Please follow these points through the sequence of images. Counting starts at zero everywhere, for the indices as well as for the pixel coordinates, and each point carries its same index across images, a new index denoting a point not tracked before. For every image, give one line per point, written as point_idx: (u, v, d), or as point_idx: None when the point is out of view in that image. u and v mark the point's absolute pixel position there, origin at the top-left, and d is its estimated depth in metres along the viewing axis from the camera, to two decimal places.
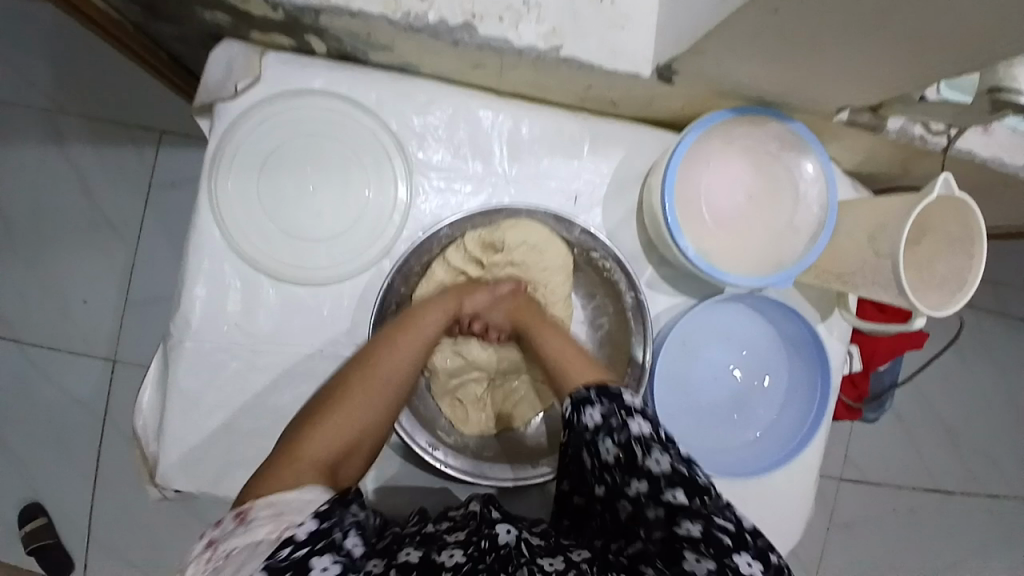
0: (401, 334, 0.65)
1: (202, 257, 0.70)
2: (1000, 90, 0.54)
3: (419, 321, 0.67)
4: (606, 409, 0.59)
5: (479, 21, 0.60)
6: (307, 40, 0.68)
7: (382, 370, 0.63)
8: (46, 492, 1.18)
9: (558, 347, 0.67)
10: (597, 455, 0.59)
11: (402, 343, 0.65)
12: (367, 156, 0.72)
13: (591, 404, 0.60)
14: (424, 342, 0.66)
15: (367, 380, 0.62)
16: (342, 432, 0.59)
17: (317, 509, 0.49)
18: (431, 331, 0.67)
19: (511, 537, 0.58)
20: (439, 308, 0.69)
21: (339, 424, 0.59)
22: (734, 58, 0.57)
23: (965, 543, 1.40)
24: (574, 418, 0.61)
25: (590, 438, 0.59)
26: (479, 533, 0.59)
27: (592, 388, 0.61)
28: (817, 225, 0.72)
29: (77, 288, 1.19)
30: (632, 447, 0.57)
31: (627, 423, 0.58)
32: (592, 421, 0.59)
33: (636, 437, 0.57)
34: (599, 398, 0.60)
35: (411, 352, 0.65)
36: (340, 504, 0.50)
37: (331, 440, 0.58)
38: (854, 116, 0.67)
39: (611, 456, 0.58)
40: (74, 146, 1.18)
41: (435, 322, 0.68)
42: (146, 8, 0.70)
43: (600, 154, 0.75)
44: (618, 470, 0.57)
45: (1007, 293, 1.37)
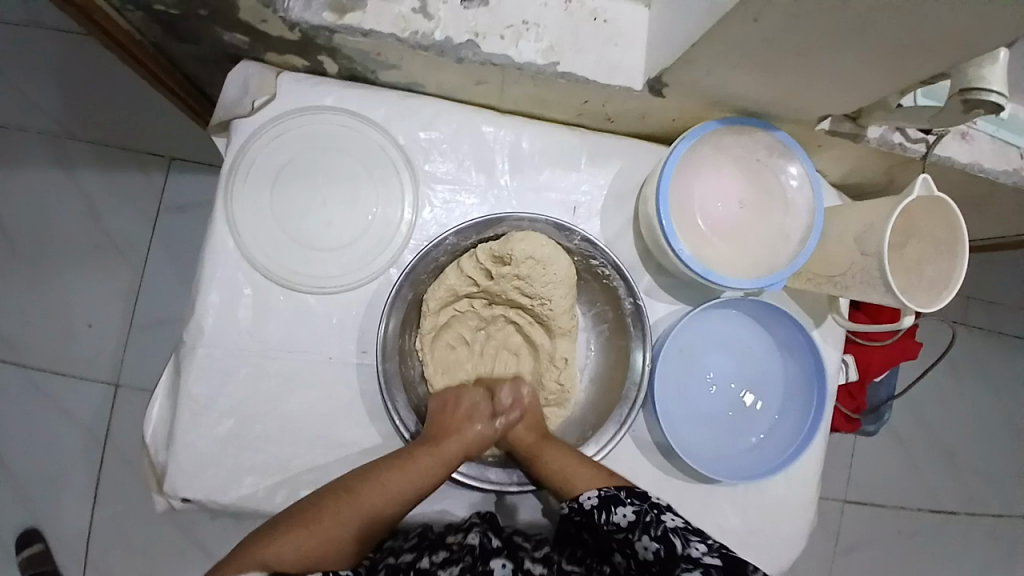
0: (404, 470, 0.68)
1: (216, 266, 0.72)
2: (968, 90, 0.58)
3: (422, 460, 0.69)
4: (638, 507, 0.65)
5: (483, 39, 0.64)
6: (320, 60, 0.72)
7: (368, 500, 0.66)
8: (44, 517, 1.17)
9: (563, 466, 0.70)
10: (634, 551, 0.64)
11: (393, 479, 0.67)
12: (376, 170, 0.75)
13: (620, 504, 0.66)
14: (415, 485, 0.68)
15: (350, 508, 0.65)
16: (309, 548, 0.62)
17: None
18: (431, 476, 0.69)
19: (505, 574, 0.64)
20: (440, 449, 0.70)
21: (310, 539, 0.63)
22: (723, 70, 0.61)
23: (970, 563, 1.39)
24: (603, 516, 0.66)
25: (624, 536, 0.64)
26: (475, 571, 0.64)
27: (620, 489, 0.67)
28: (806, 230, 0.75)
29: (82, 311, 1.20)
30: (670, 539, 0.62)
31: (660, 518, 0.64)
32: (624, 520, 0.65)
33: (672, 530, 0.62)
34: (628, 499, 0.66)
35: (398, 487, 0.67)
36: None
37: (296, 552, 0.61)
38: (835, 125, 0.71)
39: (648, 552, 0.62)
40: (87, 172, 1.21)
41: (432, 468, 0.69)
42: (169, 30, 0.74)
43: (598, 167, 0.79)
44: (658, 564, 0.62)
45: (998, 312, 1.40)
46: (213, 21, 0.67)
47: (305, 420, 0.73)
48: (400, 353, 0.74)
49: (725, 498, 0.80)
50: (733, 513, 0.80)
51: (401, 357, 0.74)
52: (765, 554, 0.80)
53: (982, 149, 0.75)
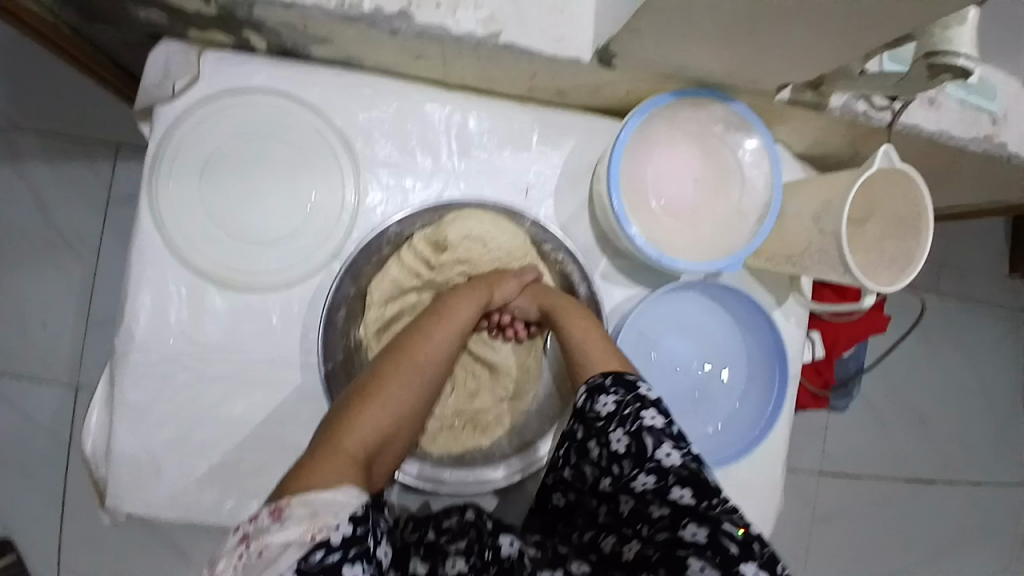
0: (439, 320, 0.66)
1: (144, 264, 0.68)
2: (935, 54, 0.55)
3: (456, 305, 0.68)
4: (620, 399, 0.61)
5: (417, 8, 0.59)
6: (246, 36, 0.67)
7: (420, 356, 0.63)
8: (10, 525, 1.13)
9: (582, 329, 0.68)
10: (607, 444, 0.60)
11: (439, 330, 0.65)
12: (314, 155, 0.71)
13: (605, 393, 0.62)
14: (460, 329, 0.67)
15: (405, 368, 0.62)
16: (386, 419, 0.59)
17: (354, 514, 0.48)
18: (468, 313, 0.68)
19: (514, 550, 0.58)
20: (473, 295, 0.69)
21: (383, 410, 0.58)
22: (673, 38, 0.57)
23: (950, 530, 1.40)
24: (587, 405, 0.63)
25: (601, 426, 0.61)
26: (483, 543, 0.59)
27: (607, 376, 0.63)
28: (765, 208, 0.72)
29: (34, 311, 1.14)
30: (643, 437, 0.58)
31: (641, 415, 0.59)
32: (605, 410, 0.61)
33: (649, 429, 0.59)
34: (614, 387, 0.62)
35: (447, 340, 0.65)
36: (373, 510, 0.51)
37: (372, 428, 0.57)
38: (796, 94, 0.69)
39: (621, 446, 0.59)
40: (25, 165, 1.14)
41: (470, 312, 0.68)
42: (83, 11, 0.69)
43: (551, 145, 0.75)
44: (627, 461, 0.59)
45: (974, 280, 1.40)
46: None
47: (248, 422, 0.69)
48: (342, 351, 0.71)
49: None
50: None
51: (346, 355, 0.72)
52: None
53: (952, 115, 0.72)
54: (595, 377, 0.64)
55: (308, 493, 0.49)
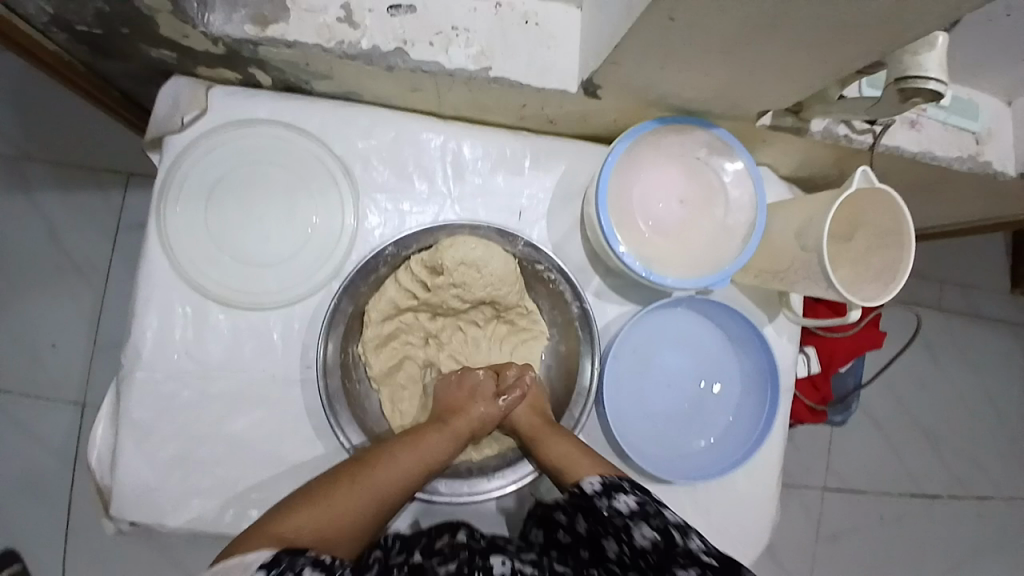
0: (410, 447, 0.67)
1: (152, 286, 0.71)
2: (906, 78, 0.57)
3: (430, 437, 0.69)
4: (640, 498, 0.63)
5: (412, 46, 0.63)
6: (251, 72, 0.71)
7: (381, 474, 0.65)
8: (19, 543, 1.14)
9: (565, 450, 0.69)
10: (629, 539, 0.61)
11: (403, 454, 0.67)
12: (315, 183, 0.74)
13: (622, 492, 0.64)
14: (424, 463, 0.67)
15: (361, 478, 0.64)
16: (326, 521, 0.60)
17: (264, 561, 0.52)
18: (440, 451, 0.69)
19: (505, 569, 0.60)
20: (448, 429, 0.70)
21: (322, 510, 0.61)
22: (652, 68, 0.60)
23: (956, 547, 1.39)
24: (603, 501, 0.64)
25: (623, 522, 0.62)
26: (474, 564, 0.61)
27: (623, 479, 0.66)
28: (749, 227, 0.74)
29: (46, 331, 1.17)
30: (670, 530, 0.60)
31: (661, 511, 0.62)
32: (625, 507, 0.63)
33: (673, 524, 0.61)
34: (631, 488, 0.65)
35: (409, 466, 0.66)
36: (290, 554, 0.53)
37: (310, 526, 0.59)
38: (776, 120, 0.71)
39: (646, 540, 0.60)
40: (40, 192, 1.18)
41: (445, 448, 0.69)
42: (98, 50, 0.73)
43: (542, 169, 0.78)
44: (654, 554, 0.59)
45: (973, 295, 1.40)
46: (136, 37, 0.66)
47: (249, 440, 0.72)
48: (342, 366, 0.73)
49: (681, 498, 0.79)
50: (693, 512, 0.79)
51: (344, 372, 0.73)
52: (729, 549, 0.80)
53: (933, 136, 0.74)
54: (610, 475, 0.67)
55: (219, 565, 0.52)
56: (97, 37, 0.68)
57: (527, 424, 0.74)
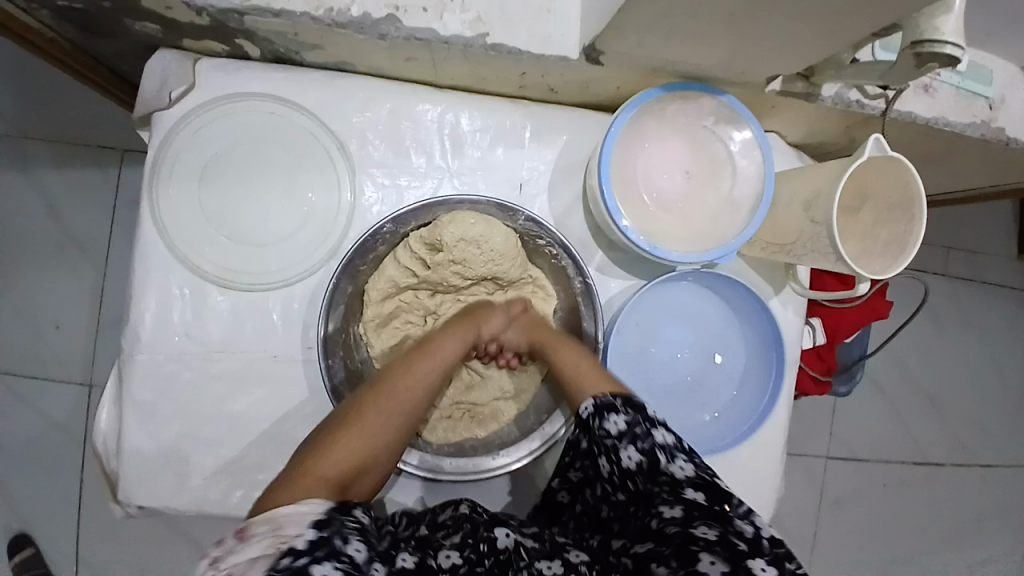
0: (423, 355, 0.66)
1: (149, 269, 0.70)
2: (923, 43, 0.54)
3: (441, 342, 0.68)
4: (631, 418, 0.61)
5: (404, 13, 0.60)
6: (239, 45, 0.68)
7: (402, 386, 0.63)
8: (32, 521, 1.16)
9: (574, 360, 0.69)
10: (618, 461, 0.61)
11: (420, 365, 0.65)
12: (310, 158, 0.72)
13: (615, 411, 0.62)
14: (442, 367, 0.66)
15: (382, 399, 0.61)
16: (359, 450, 0.58)
17: (315, 521, 0.48)
18: (453, 352, 0.68)
19: (510, 541, 0.59)
20: (459, 333, 0.70)
21: (352, 441, 0.58)
22: (656, 34, 0.57)
23: (960, 512, 1.40)
24: (596, 422, 0.63)
25: (611, 444, 0.61)
26: (477, 536, 0.59)
27: (617, 396, 0.63)
28: (757, 198, 0.72)
29: (48, 313, 1.17)
30: (656, 453, 0.59)
31: (651, 432, 0.60)
32: (615, 428, 0.61)
33: (660, 445, 0.59)
34: (624, 407, 0.62)
35: (427, 373, 0.65)
36: (339, 513, 0.50)
37: (344, 457, 0.57)
38: (786, 85, 0.68)
39: (633, 463, 0.60)
40: (33, 173, 1.16)
41: (456, 351, 0.68)
42: (80, 26, 0.70)
43: (543, 141, 0.75)
44: (639, 476, 0.59)
45: (982, 263, 1.38)
46: (118, 10, 0.63)
47: (253, 422, 0.71)
48: (343, 346, 0.72)
49: None
50: None
51: (346, 350, 0.72)
52: None
53: (949, 100, 0.71)
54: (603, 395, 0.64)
55: (270, 513, 0.49)
56: (79, 11, 0.66)
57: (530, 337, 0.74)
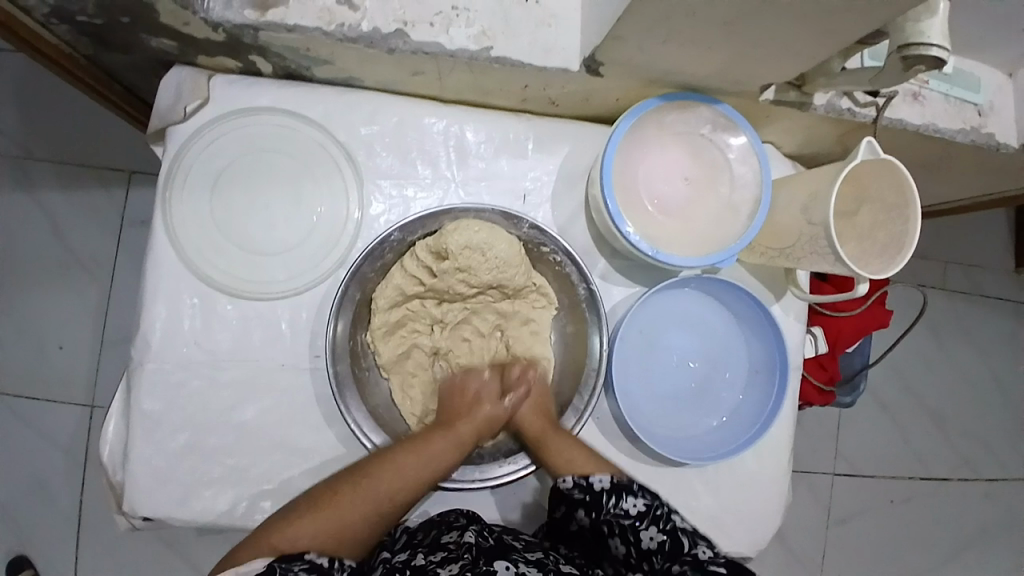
0: (416, 451, 0.68)
1: (160, 277, 0.71)
2: (908, 47, 0.56)
3: (435, 441, 0.69)
4: (648, 501, 0.66)
5: (412, 28, 0.63)
6: (252, 60, 0.71)
7: (383, 482, 0.65)
8: (30, 543, 1.15)
9: (571, 459, 0.69)
10: (636, 541, 0.64)
11: (408, 462, 0.67)
12: (318, 170, 0.74)
13: (632, 494, 0.67)
14: (431, 468, 0.68)
15: (364, 489, 0.65)
16: (326, 532, 0.62)
17: (258, 570, 0.56)
18: (444, 456, 0.69)
19: (509, 574, 0.59)
20: (452, 433, 0.71)
21: (321, 521, 0.62)
22: (653, 44, 0.60)
23: (967, 528, 1.39)
24: (613, 501, 0.67)
25: (629, 523, 0.65)
26: (476, 570, 0.59)
27: (634, 481, 0.68)
28: (755, 203, 0.74)
29: (52, 332, 1.17)
30: (678, 536, 0.62)
31: (670, 515, 0.65)
32: (633, 509, 0.65)
33: (681, 529, 0.63)
34: (641, 491, 0.67)
35: (413, 469, 0.67)
36: (282, 562, 0.57)
37: (311, 534, 0.61)
38: (780, 94, 0.71)
39: (653, 542, 0.63)
40: (43, 193, 1.18)
41: (449, 453, 0.69)
42: (99, 42, 0.73)
43: (546, 152, 0.77)
44: (659, 557, 0.62)
45: (978, 275, 1.40)
46: (137, 27, 0.66)
47: (260, 430, 0.72)
48: (351, 353, 0.73)
49: (693, 479, 0.79)
50: (703, 493, 0.79)
51: (353, 358, 0.73)
52: (741, 532, 0.79)
53: (937, 108, 0.74)
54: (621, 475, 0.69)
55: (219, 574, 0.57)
56: (99, 28, 0.68)
57: (532, 428, 0.74)
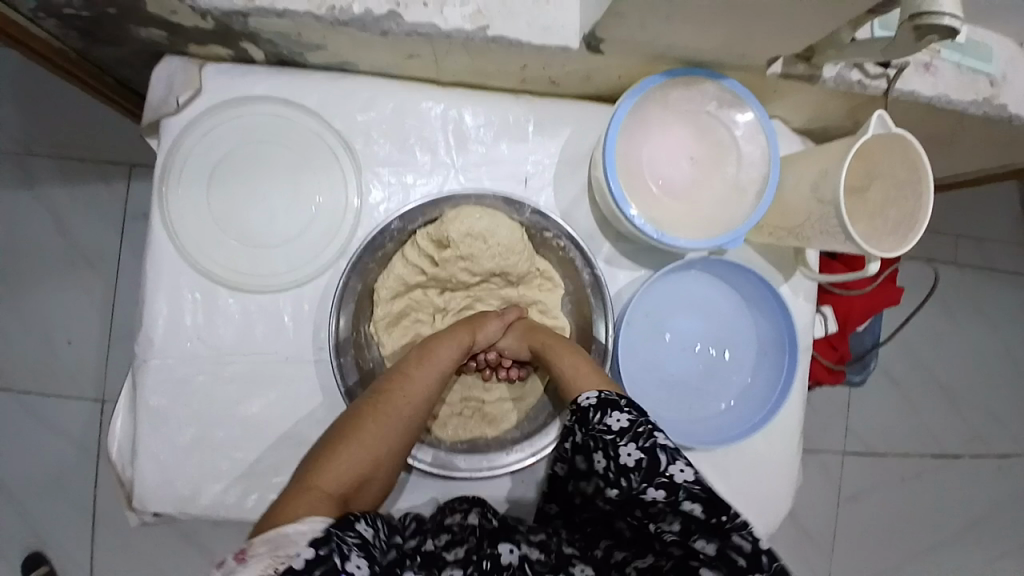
0: (421, 361, 0.68)
1: (160, 273, 0.70)
2: (921, 15, 0.53)
3: (438, 350, 0.69)
4: (633, 416, 0.58)
5: (406, 8, 0.61)
6: (244, 48, 0.69)
7: (399, 396, 0.65)
8: (47, 537, 1.16)
9: (575, 365, 0.67)
10: (615, 457, 0.57)
11: (418, 371, 0.67)
12: (315, 159, 0.73)
13: (617, 409, 0.59)
14: (440, 372, 0.68)
15: (384, 407, 0.64)
16: (361, 462, 0.60)
17: (314, 538, 0.49)
18: (450, 361, 0.69)
19: (514, 558, 0.61)
20: (454, 340, 0.71)
21: (353, 453, 0.60)
22: (655, 20, 0.58)
23: (981, 503, 1.38)
24: (597, 416, 0.60)
25: (610, 439, 0.58)
26: (481, 553, 0.61)
27: (622, 395, 0.61)
28: (763, 180, 0.72)
29: (59, 328, 1.18)
30: (658, 454, 0.56)
31: (653, 432, 0.57)
32: (617, 424, 0.58)
33: (662, 446, 0.56)
34: (627, 406, 0.60)
35: (424, 381, 0.67)
36: (338, 530, 0.50)
37: (347, 472, 0.58)
38: (787, 68, 0.68)
39: (631, 460, 0.56)
40: (44, 189, 1.17)
41: (453, 359, 0.70)
42: (88, 36, 0.72)
43: (547, 134, 0.76)
44: (636, 475, 0.56)
45: (992, 249, 1.37)
46: (125, 18, 0.64)
47: (266, 423, 0.71)
48: (355, 345, 0.72)
49: (703, 462, 0.78)
50: (714, 477, 0.78)
51: (357, 349, 0.72)
52: (752, 514, 0.79)
53: (950, 78, 0.71)
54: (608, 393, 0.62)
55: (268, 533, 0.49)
56: (86, 21, 0.67)
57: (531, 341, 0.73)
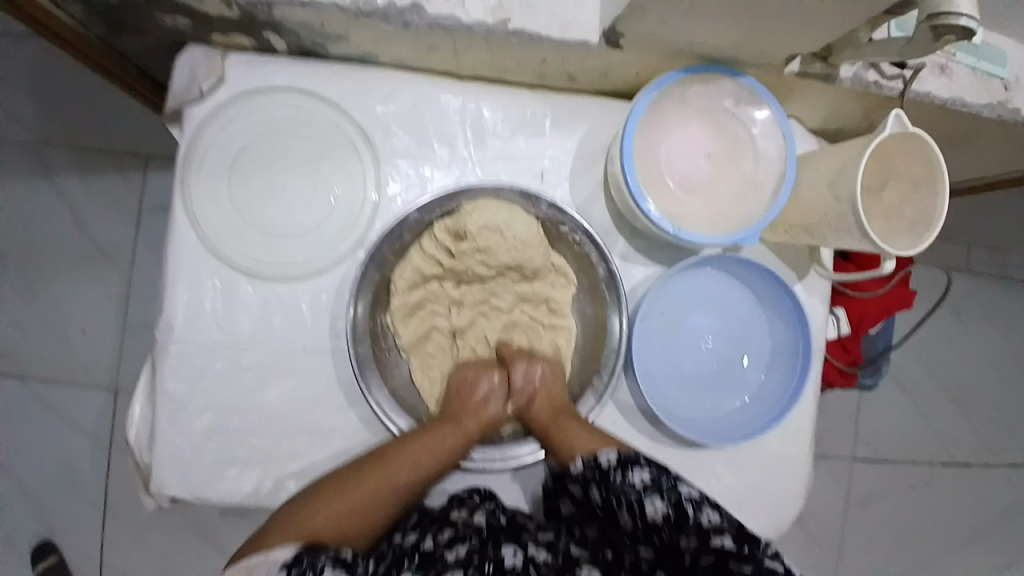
0: (424, 439, 0.69)
1: (180, 260, 0.71)
2: (939, 15, 0.53)
3: (443, 432, 0.70)
4: (654, 473, 0.63)
5: (428, 1, 0.61)
6: (267, 39, 0.70)
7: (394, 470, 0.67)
8: (58, 525, 1.17)
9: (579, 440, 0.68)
10: (641, 512, 0.61)
11: (417, 449, 0.68)
12: (335, 149, 0.73)
13: (638, 467, 0.63)
14: (439, 455, 0.69)
15: (379, 477, 0.66)
16: (343, 518, 0.64)
17: (284, 562, 0.56)
18: (451, 443, 0.70)
19: (518, 562, 0.61)
20: (461, 427, 0.71)
21: (339, 507, 0.64)
22: (677, 16, 0.58)
23: (991, 512, 1.37)
24: (619, 476, 0.64)
25: (634, 497, 0.62)
26: (485, 555, 0.61)
27: (640, 453, 0.65)
28: (779, 178, 0.72)
29: (74, 317, 1.19)
30: (682, 505, 0.59)
31: (676, 486, 0.61)
32: (639, 481, 0.62)
33: (686, 497, 0.60)
34: (647, 463, 0.64)
35: (422, 462, 0.68)
36: (308, 554, 0.57)
37: (331, 523, 0.63)
38: (805, 66, 0.69)
39: (657, 514, 0.60)
40: (62, 178, 1.19)
41: (456, 441, 0.70)
42: (113, 23, 0.73)
43: (565, 129, 0.76)
44: (666, 528, 0.59)
45: (1005, 255, 1.37)
46: (151, 6, 0.65)
47: (282, 411, 0.72)
48: (371, 334, 0.73)
49: (715, 460, 0.78)
50: (726, 474, 0.78)
51: (373, 338, 0.73)
52: (764, 513, 0.79)
53: (967, 80, 0.71)
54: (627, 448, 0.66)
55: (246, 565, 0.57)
56: (112, 8, 0.68)
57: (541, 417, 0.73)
